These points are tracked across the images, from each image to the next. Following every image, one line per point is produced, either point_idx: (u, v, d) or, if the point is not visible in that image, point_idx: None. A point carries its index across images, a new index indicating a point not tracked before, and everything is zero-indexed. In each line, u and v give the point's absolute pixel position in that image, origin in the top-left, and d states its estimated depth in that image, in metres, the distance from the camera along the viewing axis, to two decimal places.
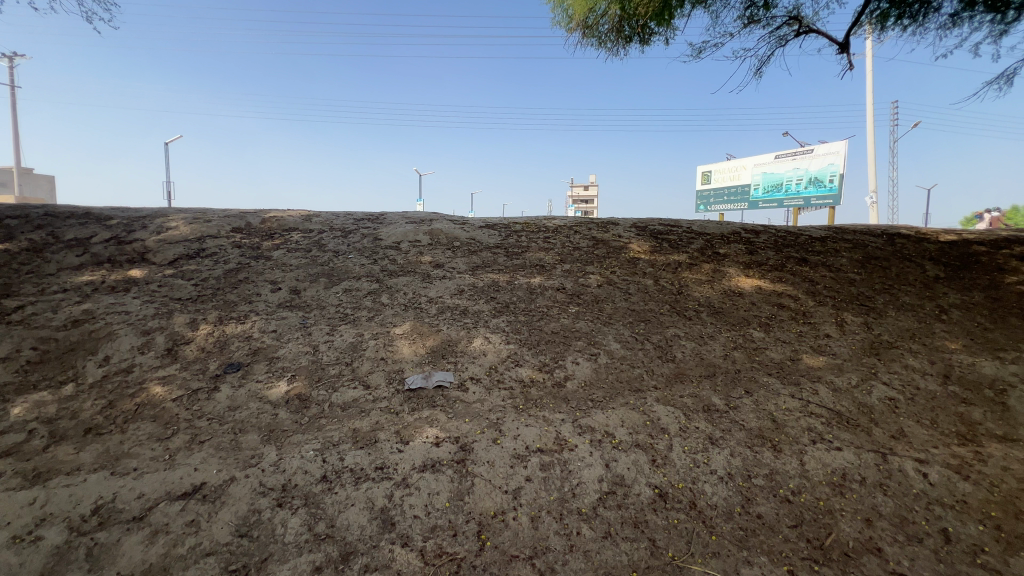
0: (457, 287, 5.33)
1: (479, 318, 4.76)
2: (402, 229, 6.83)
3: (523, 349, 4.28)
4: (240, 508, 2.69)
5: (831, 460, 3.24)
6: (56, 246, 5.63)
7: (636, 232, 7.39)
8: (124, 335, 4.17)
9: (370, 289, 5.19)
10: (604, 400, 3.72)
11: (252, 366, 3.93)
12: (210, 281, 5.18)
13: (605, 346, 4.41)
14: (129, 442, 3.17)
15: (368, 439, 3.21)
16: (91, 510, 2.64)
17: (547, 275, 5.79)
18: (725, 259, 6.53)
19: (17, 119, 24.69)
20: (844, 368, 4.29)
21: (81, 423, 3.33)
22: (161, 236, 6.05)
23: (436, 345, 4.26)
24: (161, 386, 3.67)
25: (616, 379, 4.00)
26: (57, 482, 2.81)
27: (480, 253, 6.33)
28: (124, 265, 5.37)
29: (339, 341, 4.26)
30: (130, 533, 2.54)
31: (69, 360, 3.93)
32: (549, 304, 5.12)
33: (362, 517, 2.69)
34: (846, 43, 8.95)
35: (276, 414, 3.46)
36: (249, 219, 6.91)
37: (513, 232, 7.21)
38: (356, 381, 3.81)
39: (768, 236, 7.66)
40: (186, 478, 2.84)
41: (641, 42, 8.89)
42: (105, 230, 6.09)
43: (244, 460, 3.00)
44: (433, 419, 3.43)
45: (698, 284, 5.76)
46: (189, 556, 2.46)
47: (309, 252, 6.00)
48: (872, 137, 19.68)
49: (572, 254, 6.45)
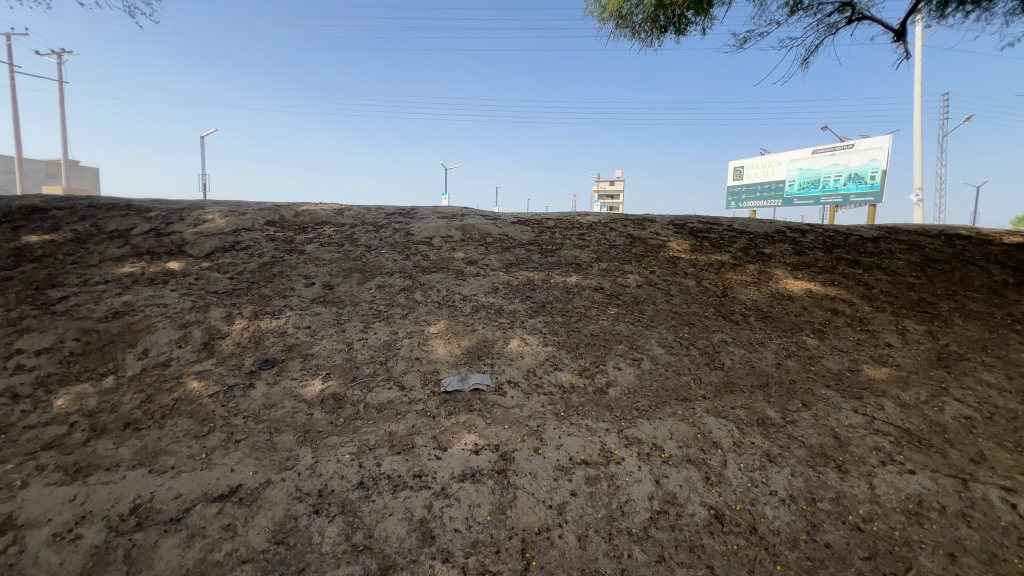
0: (491, 285, 5.17)
1: (515, 318, 4.59)
2: (434, 224, 6.72)
3: (561, 352, 4.09)
4: (277, 513, 2.60)
5: (905, 485, 2.96)
6: (99, 238, 5.71)
7: (674, 229, 7.10)
8: (163, 328, 4.16)
9: (404, 286, 5.08)
10: (649, 410, 3.51)
11: (287, 363, 3.86)
12: (245, 274, 5.16)
13: (648, 351, 4.18)
14: (166, 439, 3.14)
15: (405, 443, 3.09)
16: (129, 509, 2.60)
17: (583, 274, 5.58)
18: (771, 259, 6.19)
19: (62, 111, 25.83)
20: (910, 382, 3.95)
21: (120, 418, 3.32)
22: (198, 229, 6.09)
23: (471, 345, 4.11)
24: (198, 382, 3.64)
25: (661, 387, 3.78)
26: (96, 478, 2.78)
27: (514, 250, 6.16)
28: (162, 256, 5.42)
29: (373, 338, 4.17)
30: (168, 535, 2.49)
31: (110, 353, 3.93)
32: (587, 304, 4.91)
33: (401, 529, 2.57)
34: (901, 31, 8.39)
35: (311, 414, 3.38)
36: (283, 212, 6.92)
37: (546, 228, 7.02)
38: (391, 381, 3.70)
39: (816, 236, 7.25)
40: (223, 479, 2.77)
41: (677, 32, 8.51)
42: (145, 222, 6.16)
43: (280, 462, 2.92)
44: (471, 424, 3.29)
45: (744, 286, 5.46)
46: (226, 563, 2.39)
47: (342, 247, 5.94)
48: (920, 132, 18.63)
49: (609, 252, 6.21)
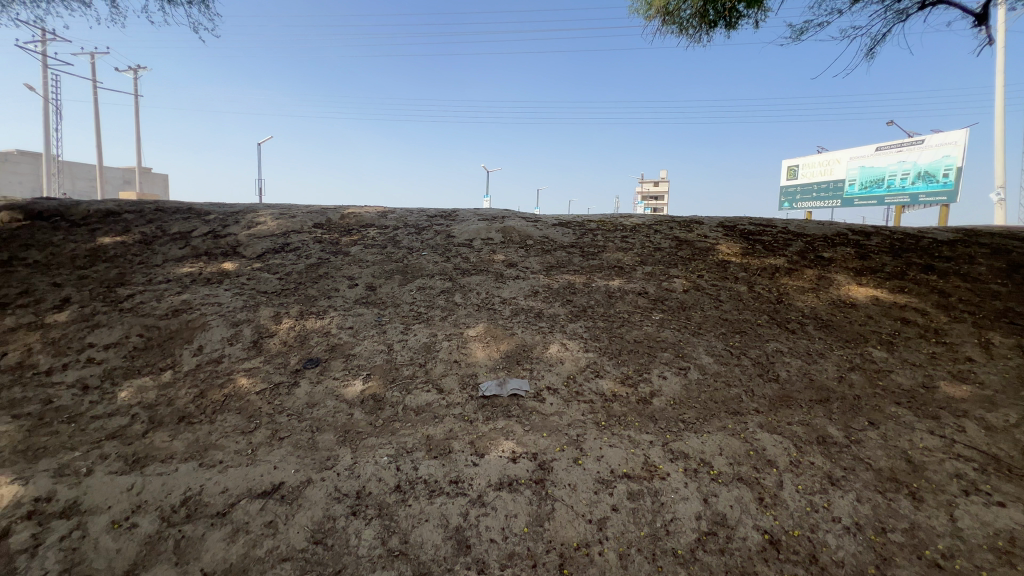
0: (531, 288, 5.10)
1: (555, 322, 4.49)
2: (474, 226, 6.72)
3: (603, 359, 3.95)
4: (316, 513, 2.63)
5: (993, 518, 2.64)
6: (163, 239, 6.08)
7: (723, 232, 6.77)
8: (216, 326, 4.35)
9: (443, 288, 5.09)
10: (696, 423, 3.32)
11: (330, 363, 3.93)
12: (293, 275, 5.33)
13: (696, 360, 3.97)
14: (216, 434, 3.25)
15: (442, 448, 3.06)
16: (180, 501, 2.70)
17: (626, 278, 5.40)
18: (831, 264, 5.77)
19: (138, 121, 28.10)
20: (997, 402, 3.54)
21: (175, 411, 3.47)
22: (251, 231, 6.37)
23: (510, 349, 4.05)
24: (247, 379, 3.76)
25: (709, 398, 3.57)
26: (152, 469, 2.91)
27: (555, 252, 6.06)
28: (219, 257, 5.69)
29: (413, 340, 4.18)
30: (214, 528, 2.56)
31: (169, 348, 4.15)
32: (630, 309, 4.75)
33: (436, 535, 2.54)
34: (983, 14, 7.65)
35: (351, 415, 3.41)
36: (330, 214, 7.13)
37: (588, 230, 6.87)
38: (429, 384, 3.69)
39: (882, 239, 6.71)
40: (266, 476, 2.84)
41: (728, 26, 8.13)
42: (204, 225, 6.50)
43: (321, 461, 2.96)
44: (509, 431, 3.21)
45: (801, 292, 5.11)
46: (267, 560, 2.43)
47: (385, 249, 6.04)
48: (1002, 125, 17.02)
49: (653, 255, 5.99)
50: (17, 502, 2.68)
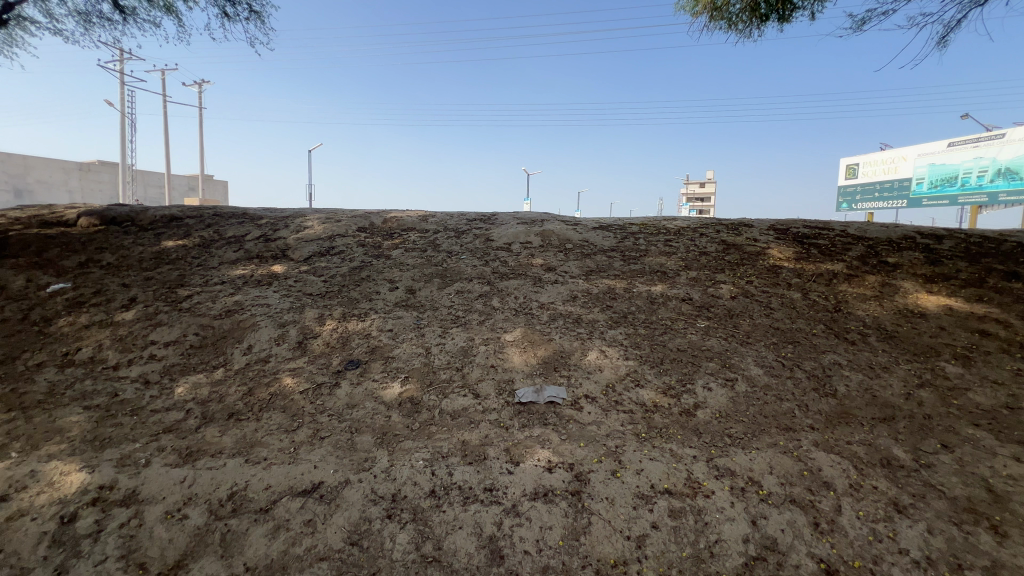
0: (570, 293, 5.00)
1: (594, 328, 4.38)
2: (513, 230, 6.69)
3: (644, 368, 3.82)
4: (353, 514, 2.66)
5: None
6: (220, 243, 6.42)
7: (775, 235, 6.43)
8: (265, 326, 4.53)
9: (481, 292, 5.09)
10: (744, 438, 3.13)
11: (369, 365, 4.00)
12: (337, 278, 5.49)
13: (744, 371, 3.76)
14: (262, 431, 3.37)
15: (477, 454, 3.04)
16: (227, 495, 2.81)
17: (669, 283, 5.21)
18: (897, 270, 5.34)
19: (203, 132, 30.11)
20: None
21: (226, 408, 3.63)
22: (300, 235, 6.62)
23: (548, 355, 3.98)
24: (291, 378, 3.89)
25: (759, 412, 3.37)
26: (202, 463, 3.05)
27: (595, 256, 5.94)
28: (269, 260, 5.95)
29: (450, 344, 4.19)
30: (257, 524, 2.64)
31: (221, 347, 4.35)
32: (673, 316, 4.57)
33: (470, 543, 2.51)
34: None
35: (389, 417, 3.45)
36: (373, 218, 7.31)
37: (630, 234, 6.70)
38: (466, 388, 3.68)
39: (956, 242, 6.16)
40: (307, 474, 2.90)
41: (781, 19, 7.74)
42: (256, 229, 6.82)
43: (358, 462, 3.00)
44: (545, 439, 3.15)
45: (862, 300, 4.76)
46: (306, 558, 2.48)
47: (425, 253, 6.12)
48: None
49: (698, 260, 5.75)
50: (84, 489, 2.86)
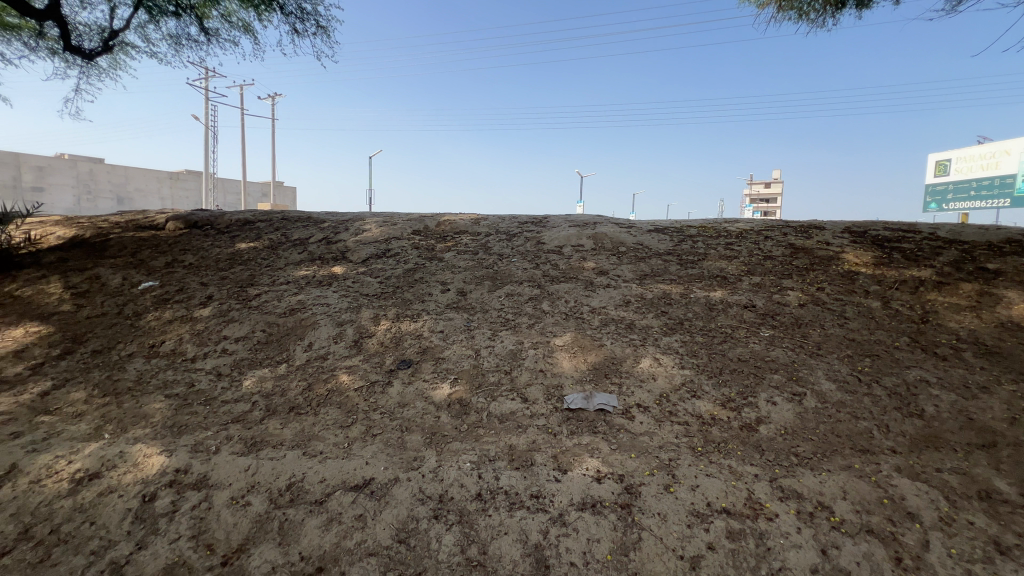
0: (622, 297, 4.86)
1: (647, 335, 4.22)
2: (565, 232, 6.61)
3: (701, 378, 3.62)
4: (401, 512, 2.71)
5: None
6: (286, 245, 6.82)
7: (851, 238, 5.93)
8: (324, 325, 4.74)
9: (532, 295, 5.06)
10: (814, 458, 2.88)
11: (421, 365, 4.08)
12: (392, 279, 5.66)
13: (814, 385, 3.47)
14: (319, 425, 3.52)
15: (525, 460, 3.00)
16: (286, 485, 2.95)
17: (730, 288, 4.93)
18: (998, 277, 4.76)
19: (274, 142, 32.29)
20: None
21: (287, 402, 3.83)
22: (359, 238, 6.90)
23: (598, 361, 3.88)
24: (347, 375, 4.04)
25: (831, 431, 3.09)
26: (265, 453, 3.22)
27: (650, 260, 5.74)
28: (330, 262, 6.24)
29: (500, 347, 4.19)
30: (312, 515, 2.75)
31: (285, 343, 4.60)
32: (734, 324, 4.31)
33: (515, 550, 2.48)
34: None
35: (438, 418, 3.49)
36: (428, 222, 7.48)
37: (687, 237, 6.42)
38: (514, 392, 3.65)
39: None
40: (359, 470, 2.99)
41: (860, 5, 7.15)
42: (319, 232, 7.18)
43: (408, 461, 3.05)
44: (595, 448, 3.06)
45: (956, 311, 4.27)
46: (355, 552, 2.55)
47: (476, 255, 6.17)
48: None
49: (762, 265, 5.41)
50: (163, 471, 3.11)
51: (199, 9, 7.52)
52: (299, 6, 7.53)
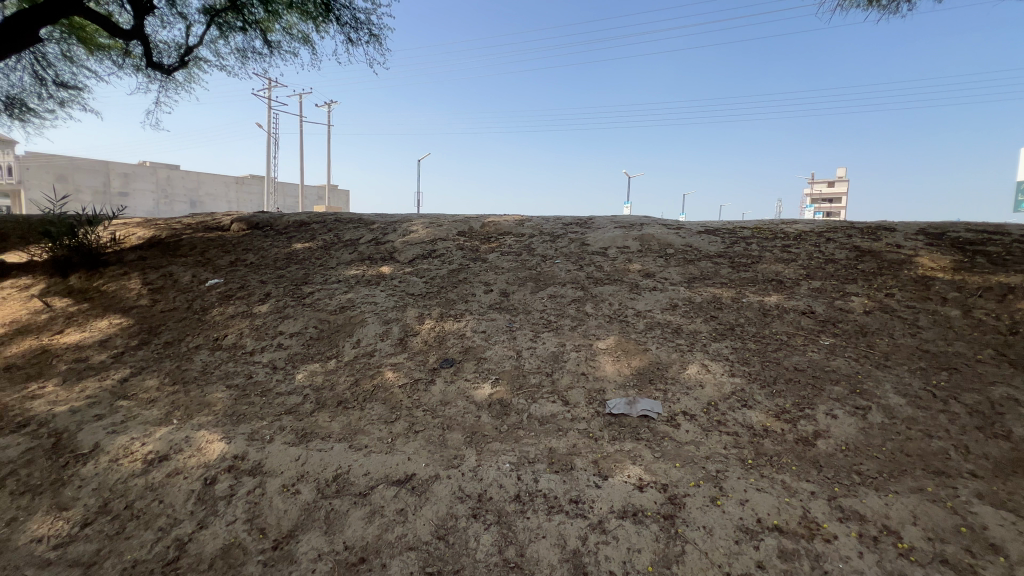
0: (669, 301, 4.71)
1: (695, 340, 4.07)
2: (610, 234, 6.50)
3: (752, 386, 3.44)
4: (440, 509, 2.75)
5: None
6: (338, 245, 7.10)
7: (926, 241, 5.46)
8: (372, 323, 4.90)
9: (575, 297, 5.00)
10: (879, 477, 2.67)
11: (463, 365, 4.13)
12: (437, 279, 5.77)
13: (880, 398, 3.21)
14: (365, 420, 3.63)
15: (564, 463, 2.96)
16: (333, 477, 3.06)
17: (786, 293, 4.66)
18: None
19: None
20: None
21: (335, 396, 3.98)
22: (406, 239, 7.08)
23: (642, 366, 3.77)
24: (392, 372, 4.15)
25: (899, 449, 2.85)
26: (314, 445, 3.36)
27: (699, 262, 5.53)
28: (379, 262, 6.44)
29: (541, 348, 4.17)
30: (356, 507, 2.84)
31: (335, 339, 4.79)
32: (790, 331, 4.07)
33: (552, 555, 2.45)
34: None
35: (479, 417, 3.51)
36: (473, 223, 7.58)
37: (740, 238, 6.14)
38: (555, 395, 3.62)
39: None
40: (401, 465, 3.06)
41: None
42: (369, 233, 7.43)
43: (448, 459, 3.09)
44: (637, 455, 2.97)
45: None
46: (396, 545, 2.61)
47: (520, 256, 6.18)
48: None
49: (823, 269, 5.08)
50: (223, 456, 3.31)
51: (263, 23, 7.98)
52: (352, 15, 7.83)
